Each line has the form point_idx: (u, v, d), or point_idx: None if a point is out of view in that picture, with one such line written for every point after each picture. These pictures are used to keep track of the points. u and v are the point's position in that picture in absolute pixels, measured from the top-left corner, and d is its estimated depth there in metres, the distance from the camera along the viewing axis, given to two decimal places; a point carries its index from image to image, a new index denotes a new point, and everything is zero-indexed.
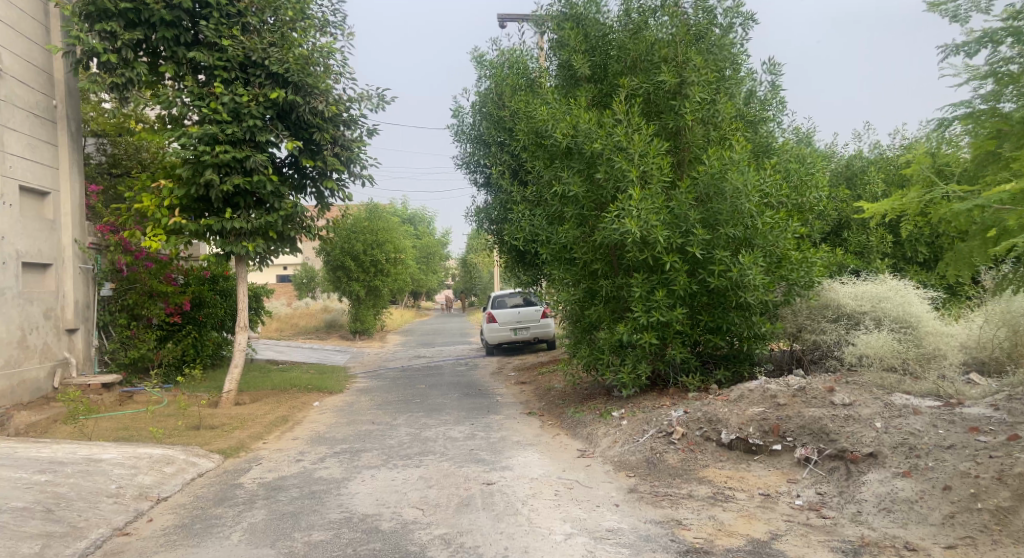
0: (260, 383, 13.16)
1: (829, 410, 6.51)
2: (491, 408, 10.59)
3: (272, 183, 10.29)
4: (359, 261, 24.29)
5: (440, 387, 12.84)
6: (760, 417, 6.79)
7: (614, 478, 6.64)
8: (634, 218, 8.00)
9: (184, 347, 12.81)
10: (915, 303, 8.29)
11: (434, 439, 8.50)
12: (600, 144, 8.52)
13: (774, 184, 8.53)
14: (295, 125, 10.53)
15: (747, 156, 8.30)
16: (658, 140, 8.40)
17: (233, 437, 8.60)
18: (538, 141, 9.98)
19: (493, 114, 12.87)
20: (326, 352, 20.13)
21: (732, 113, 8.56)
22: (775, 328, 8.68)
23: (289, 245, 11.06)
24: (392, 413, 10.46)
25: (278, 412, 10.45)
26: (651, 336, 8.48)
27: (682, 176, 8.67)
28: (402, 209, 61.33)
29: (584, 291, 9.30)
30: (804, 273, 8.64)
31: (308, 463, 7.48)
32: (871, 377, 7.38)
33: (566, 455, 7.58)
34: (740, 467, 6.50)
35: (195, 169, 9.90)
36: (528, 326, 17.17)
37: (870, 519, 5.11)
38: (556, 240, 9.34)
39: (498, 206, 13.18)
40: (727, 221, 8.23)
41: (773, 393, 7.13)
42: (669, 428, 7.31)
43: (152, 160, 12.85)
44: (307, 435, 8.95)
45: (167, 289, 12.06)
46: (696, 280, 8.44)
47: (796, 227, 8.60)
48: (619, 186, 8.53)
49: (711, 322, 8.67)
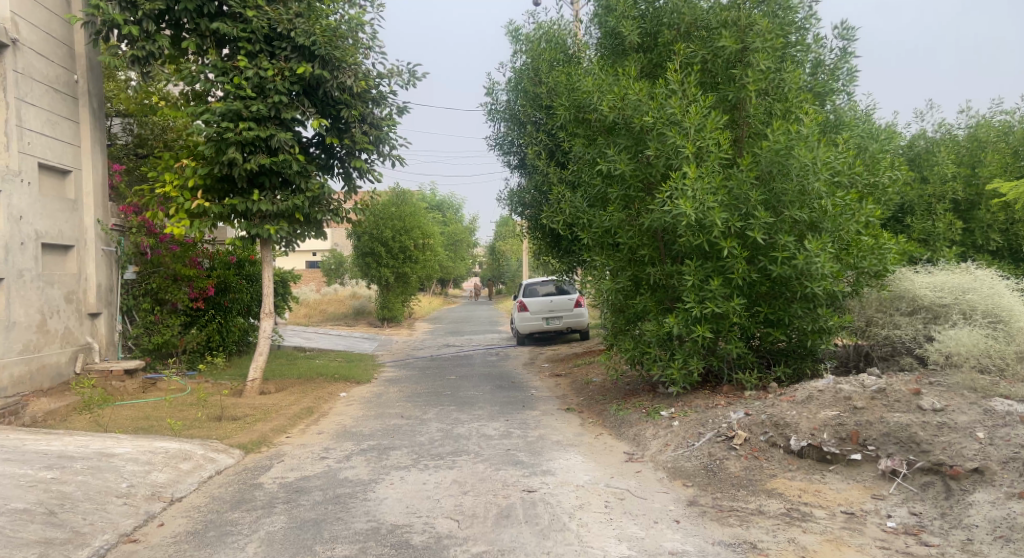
0: (286, 372, 12.65)
1: (917, 416, 5.98)
2: (527, 402, 9.94)
3: (298, 162, 9.69)
4: (389, 247, 23.67)
5: (472, 379, 12.23)
6: (835, 423, 6.16)
7: (670, 487, 5.95)
8: (689, 199, 7.26)
9: (208, 333, 12.33)
10: (1005, 295, 7.70)
11: (468, 437, 7.87)
12: (652, 117, 7.78)
13: (847, 161, 7.72)
14: (322, 102, 9.88)
15: (817, 131, 7.53)
16: (716, 113, 7.64)
17: (255, 431, 8.01)
18: (579, 117, 9.21)
19: (529, 91, 12.08)
20: (352, 339, 19.58)
21: (799, 84, 7.79)
22: (843, 320, 7.85)
23: (315, 229, 10.46)
24: (422, 406, 9.85)
25: (303, 403, 9.89)
26: (705, 329, 7.74)
27: (741, 154, 7.92)
28: (429, 194, 60.57)
29: (630, 280, 8.56)
30: (876, 261, 7.87)
31: (334, 461, 6.90)
32: (959, 378, 6.86)
33: (613, 457, 6.91)
34: (813, 479, 5.83)
35: (218, 147, 9.27)
36: (561, 315, 16.48)
37: (986, 549, 4.53)
38: (599, 223, 8.58)
39: (534, 189, 12.50)
40: (792, 203, 7.49)
41: (848, 395, 6.49)
42: (728, 432, 6.61)
43: (177, 139, 12.27)
44: (334, 430, 8.36)
45: (193, 274, 11.57)
46: (756, 268, 7.71)
47: (869, 211, 7.81)
48: (671, 164, 7.79)
49: (771, 314, 7.93)
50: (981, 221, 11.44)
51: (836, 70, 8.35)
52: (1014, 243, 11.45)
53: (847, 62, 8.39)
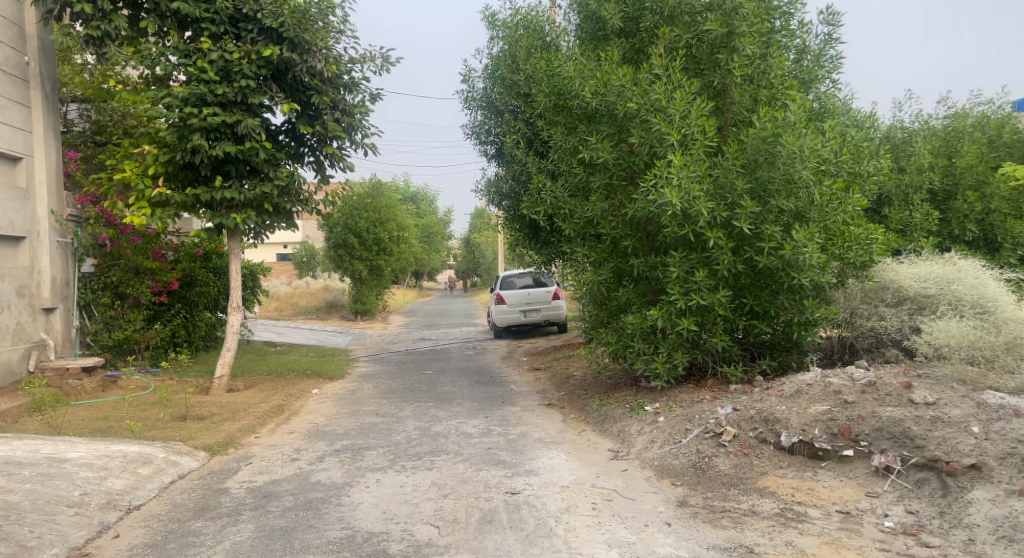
0: (255, 368, 12.25)
1: (910, 410, 5.80)
2: (506, 397, 9.68)
3: (265, 150, 9.31)
4: (362, 238, 23.24)
5: (449, 374, 11.93)
6: (826, 418, 5.97)
7: (658, 487, 5.73)
8: (674, 188, 7.03)
9: (173, 328, 11.88)
10: (990, 285, 7.59)
11: (446, 435, 7.59)
12: (636, 104, 7.54)
13: (834, 149, 7.54)
14: (291, 87, 9.51)
15: (804, 118, 7.36)
16: (701, 100, 7.43)
17: (221, 432, 7.65)
18: (560, 104, 8.95)
19: (506, 79, 11.79)
20: (325, 334, 19.17)
21: (785, 70, 7.61)
22: (829, 311, 7.68)
23: (285, 220, 10.05)
24: (398, 403, 9.54)
25: (273, 401, 9.53)
26: (690, 322, 7.53)
27: (726, 142, 7.72)
28: (403, 186, 59.90)
29: (612, 272, 8.32)
30: (862, 252, 7.72)
31: (306, 464, 6.57)
32: (948, 370, 6.71)
33: (597, 456, 6.68)
34: (806, 477, 5.64)
35: (181, 134, 8.85)
36: (539, 308, 16.23)
37: (989, 550, 4.37)
38: (580, 214, 8.34)
39: (511, 179, 12.21)
40: (779, 192, 7.30)
41: (838, 389, 6.32)
42: (717, 428, 6.39)
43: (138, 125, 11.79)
44: (305, 429, 8.03)
45: (156, 266, 11.09)
46: (742, 259, 7.50)
47: (855, 200, 7.65)
48: (656, 151, 7.56)
49: (756, 306, 7.73)
50: (958, 211, 11.38)
51: (820, 56, 8.12)
52: (990, 234, 11.42)
53: (833, 48, 8.20)
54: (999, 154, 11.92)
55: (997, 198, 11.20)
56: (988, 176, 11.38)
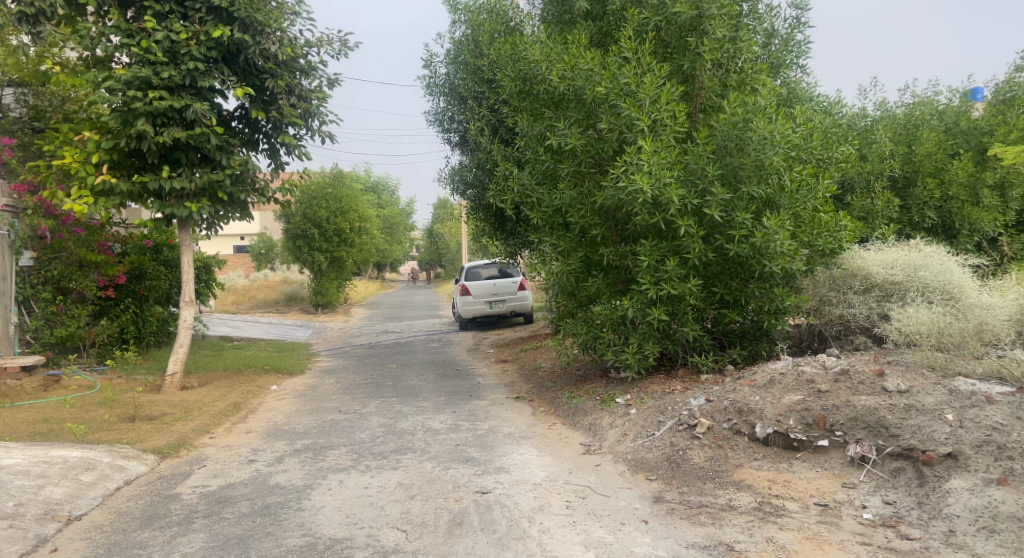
0: (211, 364, 11.85)
1: (884, 398, 5.70)
2: (473, 391, 9.47)
3: (217, 136, 8.93)
4: (322, 229, 22.76)
5: (414, 367, 11.67)
6: (801, 408, 5.86)
7: (633, 482, 5.57)
8: (645, 174, 6.94)
9: (122, 323, 11.44)
10: (956, 272, 7.64)
11: (412, 432, 7.35)
12: (605, 88, 7.41)
13: (805, 135, 7.46)
14: (244, 70, 9.22)
15: (774, 102, 7.29)
16: (671, 84, 7.33)
17: (173, 433, 7.30)
18: (527, 89, 8.80)
19: (469, 64, 11.54)
20: (285, 327, 18.75)
21: (755, 53, 7.58)
22: (800, 299, 7.61)
23: (240, 211, 9.99)
24: (361, 399, 9.26)
25: (230, 399, 9.19)
26: (661, 312, 7.41)
27: (696, 128, 7.62)
28: (363, 176, 59.06)
29: (582, 262, 8.15)
30: (831, 239, 7.67)
31: (264, 465, 6.28)
32: (917, 356, 6.66)
33: (569, 450, 6.51)
34: (782, 469, 5.52)
35: (125, 119, 8.47)
36: (504, 299, 16.03)
37: (970, 543, 4.29)
38: (549, 202, 8.21)
39: (475, 168, 11.97)
40: (750, 178, 7.20)
41: (811, 379, 6.24)
42: (690, 420, 6.26)
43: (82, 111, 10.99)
44: (263, 429, 7.71)
45: (102, 259, 10.63)
46: (712, 247, 7.38)
47: (825, 186, 7.59)
48: (625, 137, 7.47)
49: (727, 295, 7.64)
50: (918, 198, 11.45)
51: (789, 40, 8.00)
52: (949, 221, 11.53)
53: (801, 32, 8.11)
54: (957, 141, 12.02)
55: (955, 184, 11.33)
56: (947, 163, 11.47)
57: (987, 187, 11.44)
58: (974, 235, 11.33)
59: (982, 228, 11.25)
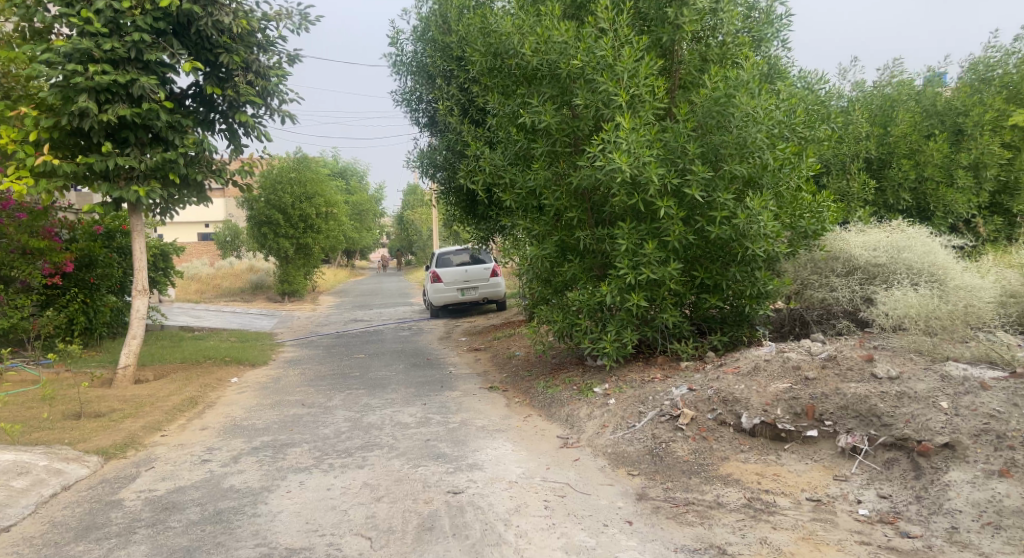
0: (168, 355, 11.37)
1: (875, 385, 5.38)
2: (443, 381, 9.10)
3: (164, 113, 9.10)
4: (288, 215, 22.15)
5: (383, 357, 11.25)
6: (788, 397, 5.52)
7: (614, 478, 5.26)
8: (623, 152, 6.63)
9: (70, 314, 11.07)
10: (940, 254, 7.39)
11: (380, 427, 6.97)
12: (581, 61, 7.15)
13: (787, 111, 7.19)
14: (196, 45, 9.42)
15: (758, 77, 7.02)
16: (650, 57, 7.05)
17: (121, 432, 6.93)
18: (497, 65, 8.55)
19: (437, 41, 11.13)
20: (249, 316, 18.27)
21: (737, 26, 7.30)
22: (783, 283, 7.36)
23: (196, 193, 10.24)
24: (326, 391, 8.87)
25: (185, 393, 8.76)
26: (640, 297, 7.12)
27: (676, 104, 7.34)
28: (331, 161, 57.97)
29: (557, 246, 7.82)
30: (814, 220, 7.36)
31: (218, 466, 5.89)
32: (904, 341, 6.26)
33: (546, 444, 6.18)
34: (770, 461, 5.20)
35: (65, 95, 8.61)
36: (476, 286, 15.65)
37: (975, 541, 4.03)
38: (522, 183, 7.89)
39: (444, 150, 11.56)
40: (731, 156, 6.94)
41: (798, 366, 5.93)
42: (673, 411, 5.94)
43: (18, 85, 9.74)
44: (220, 425, 7.32)
45: (46, 246, 10.27)
46: (693, 229, 7.08)
47: (808, 164, 7.31)
48: (603, 114, 7.19)
49: (707, 279, 7.35)
50: (892, 179, 11.28)
51: (770, 12, 7.68)
52: (923, 203, 11.37)
53: (782, 4, 7.79)
54: (932, 122, 11.78)
55: (929, 165, 11.12)
56: (921, 144, 11.28)
57: (961, 168, 11.26)
58: (947, 217, 11.12)
59: (956, 209, 11.07)
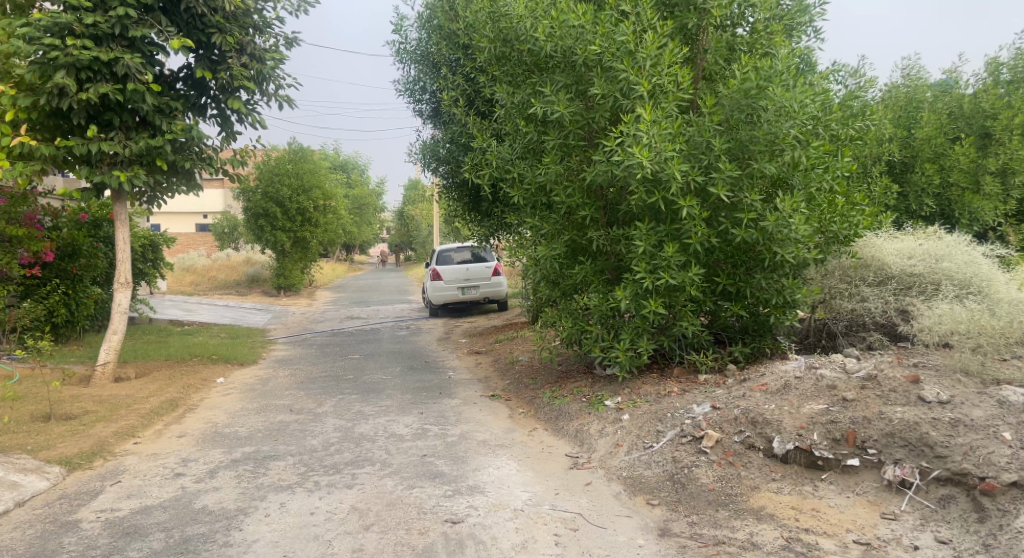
0: (154, 352, 10.83)
1: (924, 408, 4.77)
2: (442, 387, 8.55)
3: (151, 95, 8.60)
4: (286, 208, 21.62)
5: (378, 359, 10.69)
6: (826, 420, 4.87)
7: (631, 508, 4.72)
8: (644, 146, 6.07)
9: (50, 306, 10.58)
10: (984, 265, 6.70)
11: (372, 438, 6.42)
12: (599, 47, 6.59)
13: (822, 105, 6.59)
14: (187, 24, 8.93)
15: (792, 68, 6.46)
16: (675, 44, 6.48)
17: (90, 438, 6.50)
18: (507, 52, 8.03)
19: (443, 28, 10.61)
20: (242, 310, 17.77)
21: (770, 12, 6.72)
22: (811, 292, 6.76)
23: (185, 180, 9.75)
24: (316, 395, 8.33)
25: (166, 395, 8.27)
26: (657, 304, 6.53)
27: (700, 95, 6.76)
28: (332, 154, 57.29)
29: (567, 246, 7.27)
30: (847, 224, 6.68)
31: (191, 483, 5.40)
32: (945, 360, 5.70)
33: (554, 464, 5.63)
34: (806, 493, 4.57)
35: (43, 72, 8.19)
36: (477, 285, 15.10)
37: None
38: (531, 178, 7.34)
39: (447, 142, 10.99)
40: (761, 153, 6.35)
41: (833, 384, 5.30)
42: (695, 432, 5.33)
43: None
44: (199, 433, 6.82)
45: (25, 234, 9.80)
46: (717, 232, 6.50)
47: (844, 164, 6.72)
48: (622, 104, 6.62)
49: (730, 286, 6.78)
50: (916, 184, 10.63)
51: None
52: (947, 209, 10.73)
53: None
54: (958, 125, 11.19)
55: (956, 170, 10.52)
56: (947, 148, 10.65)
57: (989, 174, 10.67)
58: (973, 225, 10.53)
59: (983, 217, 10.49)
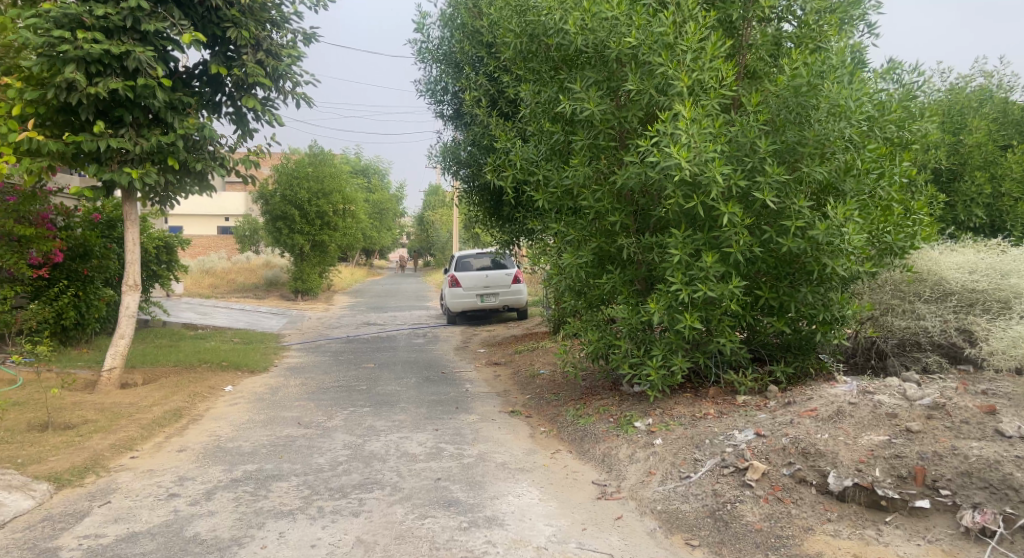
0: (163, 357, 10.46)
1: (1002, 444, 4.22)
2: (459, 401, 8.08)
3: (163, 91, 8.23)
4: (304, 211, 21.27)
5: (393, 368, 10.24)
6: (890, 455, 4.33)
7: (667, 549, 4.22)
8: (682, 145, 5.56)
9: (59, 308, 10.24)
10: None
11: (382, 458, 5.96)
12: (635, 40, 6.10)
13: (878, 105, 6.04)
14: (202, 18, 8.58)
15: (847, 64, 5.93)
16: (719, 36, 5.97)
17: (84, 452, 6.10)
18: (533, 48, 7.55)
19: (467, 26, 10.18)
20: (258, 315, 17.43)
21: (823, 3, 6.18)
22: (862, 308, 6.21)
23: (196, 179, 9.36)
24: (326, 406, 7.89)
25: (171, 404, 7.88)
26: (693, 319, 6.00)
27: (744, 93, 6.25)
28: (353, 158, 57.15)
29: (594, 254, 6.76)
30: (902, 234, 6.09)
31: (184, 505, 4.98)
32: (1018, 389, 5.12)
33: (580, 493, 5.12)
34: (868, 538, 4.00)
35: (51, 65, 7.84)
36: (497, 292, 14.62)
37: None
38: (557, 181, 6.85)
39: (468, 144, 10.53)
40: (812, 157, 5.81)
41: (894, 413, 4.75)
42: (738, 462, 4.80)
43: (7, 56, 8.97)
44: (200, 447, 6.40)
45: (34, 233, 9.47)
46: (760, 241, 5.97)
47: (901, 170, 6.16)
48: (658, 101, 6.12)
49: (772, 301, 6.23)
50: (964, 193, 9.79)
51: None
52: (998, 219, 9.89)
53: None
54: (1008, 132, 10.49)
55: (1008, 180, 9.70)
56: (998, 156, 9.88)
57: None
58: None
59: None
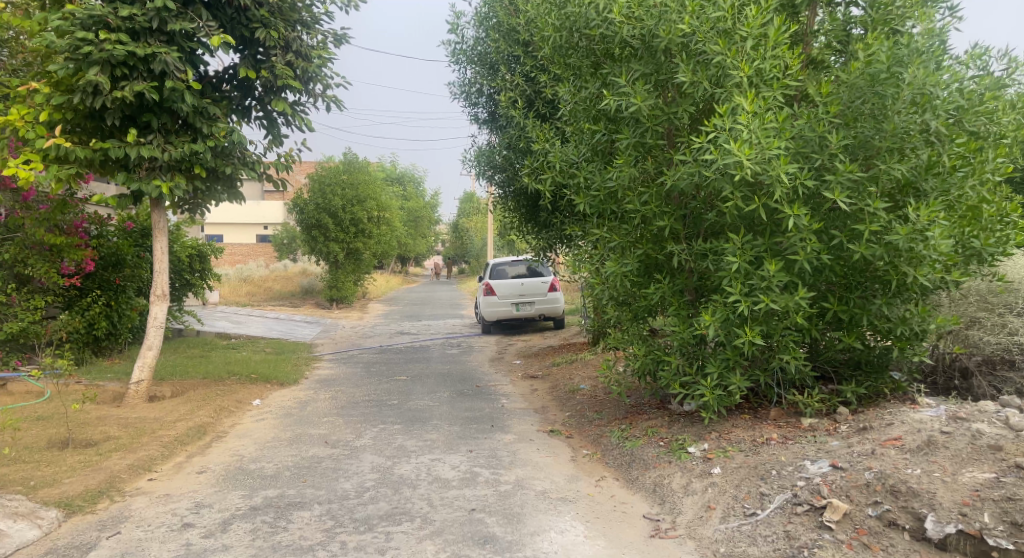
0: (192, 368, 10.14)
1: None
2: (495, 418, 7.58)
3: (191, 94, 7.88)
4: (339, 219, 21.03)
5: (426, 381, 9.79)
6: (1000, 497, 3.73)
7: None
8: (744, 141, 4.99)
9: (90, 318, 10.00)
10: None
11: (413, 484, 5.49)
12: (688, 27, 5.56)
13: (964, 94, 5.41)
14: (231, 19, 8.24)
15: (929, 50, 5.32)
16: (783, 21, 5.41)
17: (99, 474, 5.72)
18: (573, 42, 7.06)
19: (503, 25, 9.73)
20: (293, 323, 17.15)
21: None
22: (945, 322, 5.55)
23: (224, 185, 9.01)
24: (355, 423, 7.46)
25: (196, 419, 7.50)
26: (754, 334, 5.41)
27: (809, 84, 5.66)
28: (389, 166, 57.20)
29: (640, 262, 6.20)
30: (992, 240, 5.44)
31: (197, 538, 4.55)
32: None
33: (632, 529, 4.58)
34: None
35: (76, 69, 7.52)
36: (533, 301, 14.11)
37: None
38: (601, 182, 6.32)
39: (503, 148, 10.07)
40: (890, 153, 5.21)
41: (998, 446, 4.14)
42: (815, 500, 4.22)
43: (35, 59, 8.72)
44: (221, 469, 5.99)
45: (65, 241, 9.22)
46: (829, 248, 5.36)
47: (990, 167, 5.51)
48: (715, 94, 5.56)
49: (842, 314, 5.61)
50: None
51: None
52: None
53: None
54: None
55: None
56: None
57: None
58: None
59: None
